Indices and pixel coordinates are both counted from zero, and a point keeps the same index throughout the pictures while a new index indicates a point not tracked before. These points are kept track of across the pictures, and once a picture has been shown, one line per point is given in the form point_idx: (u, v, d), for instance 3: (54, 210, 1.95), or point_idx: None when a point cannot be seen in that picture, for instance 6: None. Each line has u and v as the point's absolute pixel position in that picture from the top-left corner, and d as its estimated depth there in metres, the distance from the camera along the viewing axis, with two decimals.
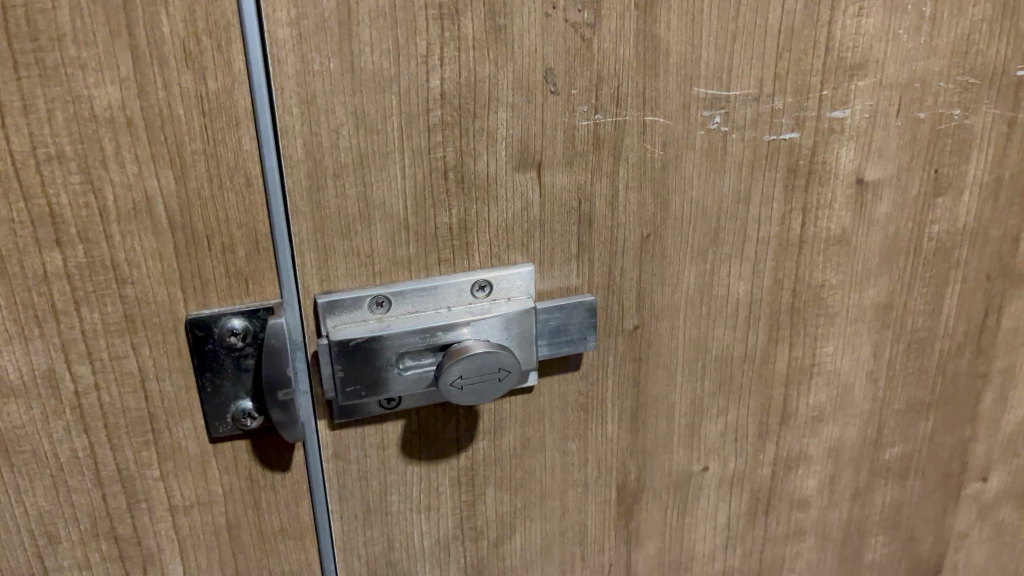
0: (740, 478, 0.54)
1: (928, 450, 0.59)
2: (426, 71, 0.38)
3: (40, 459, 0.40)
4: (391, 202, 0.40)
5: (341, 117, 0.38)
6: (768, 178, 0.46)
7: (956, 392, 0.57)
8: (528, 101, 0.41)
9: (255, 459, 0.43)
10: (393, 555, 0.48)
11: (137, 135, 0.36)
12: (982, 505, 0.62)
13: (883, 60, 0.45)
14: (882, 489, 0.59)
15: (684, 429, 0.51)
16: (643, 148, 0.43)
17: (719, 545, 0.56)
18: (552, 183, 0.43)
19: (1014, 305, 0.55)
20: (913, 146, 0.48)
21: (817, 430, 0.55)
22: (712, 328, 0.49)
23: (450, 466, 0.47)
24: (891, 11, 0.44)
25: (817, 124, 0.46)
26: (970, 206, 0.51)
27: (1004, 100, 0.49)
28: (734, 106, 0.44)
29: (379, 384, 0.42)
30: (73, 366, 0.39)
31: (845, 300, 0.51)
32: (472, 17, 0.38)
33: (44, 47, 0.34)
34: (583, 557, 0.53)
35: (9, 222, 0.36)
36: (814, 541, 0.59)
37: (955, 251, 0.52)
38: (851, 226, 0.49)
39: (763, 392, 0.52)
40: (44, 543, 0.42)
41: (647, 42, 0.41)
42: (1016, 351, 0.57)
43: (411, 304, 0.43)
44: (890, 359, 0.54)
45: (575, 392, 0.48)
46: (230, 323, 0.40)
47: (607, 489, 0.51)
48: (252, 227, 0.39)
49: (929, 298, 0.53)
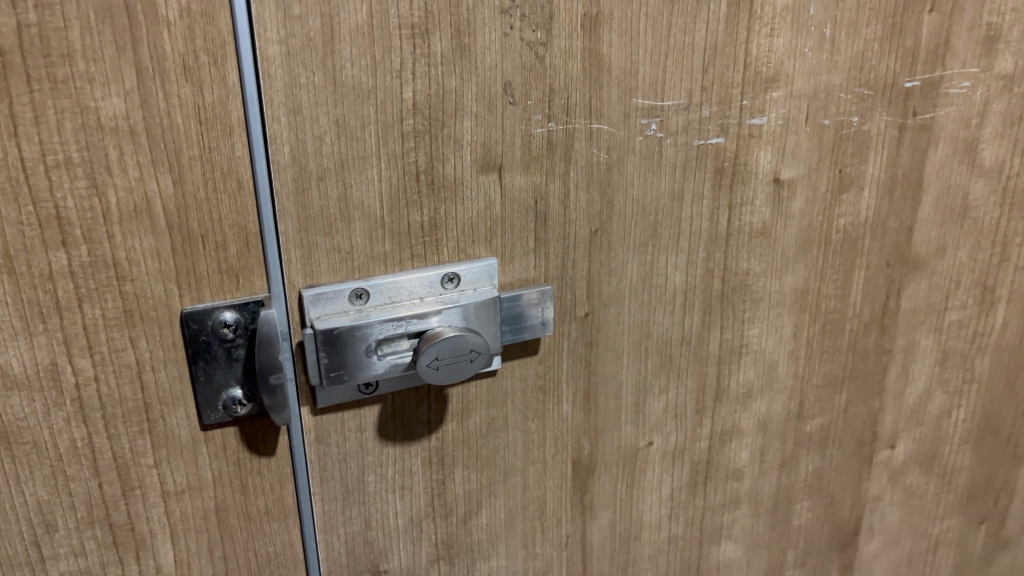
0: (681, 451, 0.60)
1: (844, 421, 0.65)
2: (400, 84, 0.43)
3: (40, 451, 0.42)
4: (369, 202, 0.45)
5: (324, 126, 0.42)
6: (698, 178, 0.52)
7: (865, 368, 0.64)
8: (490, 111, 0.46)
9: (243, 445, 0.46)
10: (370, 534, 0.52)
11: (139, 142, 0.39)
12: (891, 470, 0.70)
13: (793, 74, 0.52)
14: (805, 458, 0.65)
15: (631, 408, 0.57)
16: (590, 152, 0.49)
17: (665, 515, 0.61)
18: (511, 184, 0.48)
19: (911, 288, 0.63)
20: (821, 149, 0.55)
21: (747, 405, 0.61)
22: (653, 314, 0.55)
23: (423, 446, 0.51)
24: (797, 32, 0.51)
25: (738, 130, 0.52)
26: (870, 201, 0.58)
27: (896, 108, 0.56)
28: (668, 114, 0.50)
29: (360, 369, 0.46)
30: (74, 360, 0.41)
31: (767, 286, 0.58)
32: (440, 36, 0.43)
33: (55, 63, 0.36)
34: (544, 530, 0.57)
35: (18, 225, 0.38)
36: (749, 509, 0.65)
37: (859, 241, 0.59)
38: (771, 220, 0.56)
39: (699, 371, 0.58)
40: (42, 532, 0.44)
41: (592, 58, 0.47)
42: (915, 329, 0.64)
43: (388, 295, 0.47)
44: (808, 339, 0.61)
45: (534, 374, 0.53)
46: (222, 316, 0.43)
47: (563, 465, 0.56)
48: (243, 226, 0.42)
49: (840, 284, 0.60)
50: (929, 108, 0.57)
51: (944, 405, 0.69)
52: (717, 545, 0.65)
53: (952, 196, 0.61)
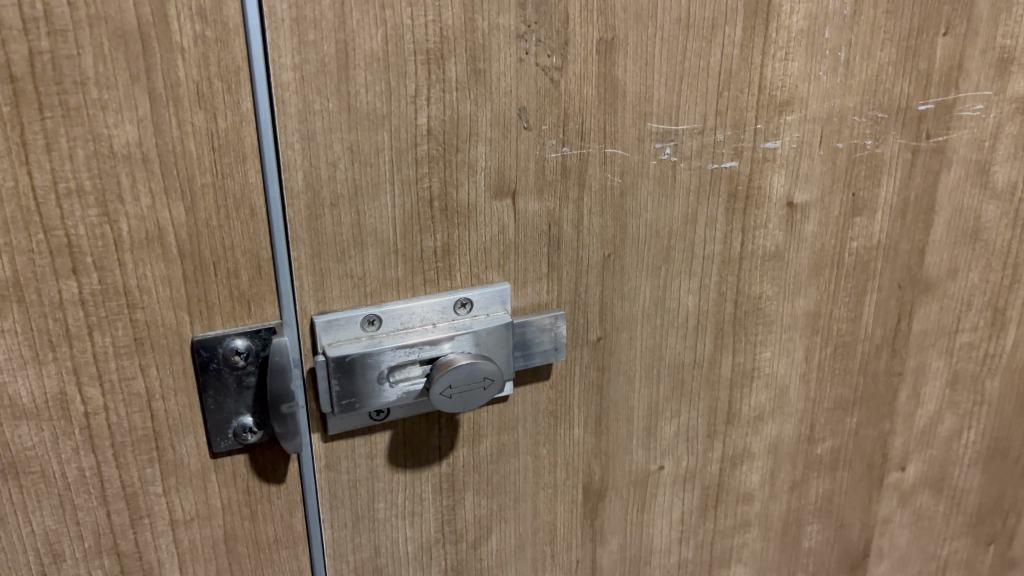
0: (692, 474, 0.60)
1: (854, 443, 0.65)
2: (414, 110, 0.43)
3: (48, 480, 0.42)
4: (383, 228, 0.44)
5: (338, 152, 0.42)
6: (711, 203, 0.52)
7: (875, 390, 0.64)
8: (504, 136, 0.45)
9: (253, 473, 0.46)
10: (379, 560, 0.51)
11: (152, 170, 0.38)
12: (901, 492, 0.69)
13: (807, 97, 0.52)
14: (816, 481, 0.65)
15: (642, 431, 0.56)
16: (604, 176, 0.49)
17: (675, 539, 0.61)
18: (525, 209, 0.47)
19: (923, 311, 0.62)
20: (834, 172, 0.55)
21: (758, 428, 0.61)
22: (665, 337, 0.54)
23: (433, 472, 0.51)
24: (812, 55, 0.51)
25: (752, 154, 0.52)
26: (883, 224, 0.58)
27: (909, 131, 0.56)
28: (682, 138, 0.50)
29: (372, 396, 0.45)
30: (84, 389, 0.41)
31: (780, 309, 0.57)
32: (455, 62, 0.43)
33: (68, 90, 0.36)
34: (554, 555, 0.57)
35: (28, 253, 0.37)
36: (758, 532, 0.64)
37: (871, 264, 0.59)
38: (784, 243, 0.55)
39: (710, 395, 0.58)
40: (50, 562, 0.43)
41: (606, 83, 0.46)
42: (926, 351, 0.64)
43: (400, 321, 0.46)
44: (819, 362, 0.61)
45: (545, 399, 0.52)
46: (233, 343, 0.43)
47: (574, 489, 0.56)
48: (256, 253, 0.42)
49: (852, 307, 0.60)
50: (943, 131, 0.57)
51: (954, 427, 0.69)
52: (727, 568, 0.64)
53: (964, 219, 0.60)
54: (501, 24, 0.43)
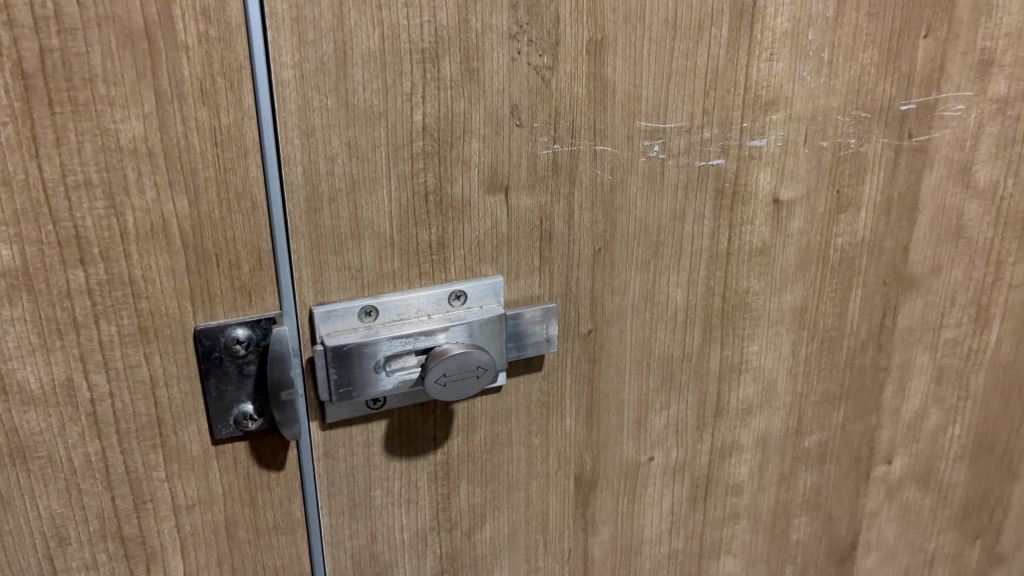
0: (682, 466, 0.61)
1: (841, 437, 0.67)
2: (410, 107, 0.44)
3: (55, 464, 0.43)
4: (379, 222, 0.46)
5: (336, 148, 0.43)
6: (699, 199, 0.53)
7: (862, 384, 0.65)
8: (497, 133, 0.47)
9: (253, 460, 0.47)
10: (376, 548, 0.53)
11: (157, 163, 0.40)
12: (888, 485, 0.71)
13: (792, 97, 0.54)
14: (804, 474, 0.66)
15: (633, 423, 0.58)
16: (594, 173, 0.50)
17: (665, 529, 0.62)
18: (518, 204, 0.49)
19: (907, 307, 0.64)
20: (819, 170, 0.56)
21: (746, 421, 0.62)
22: (655, 331, 0.56)
23: (429, 461, 0.52)
24: (796, 56, 0.52)
25: (739, 152, 0.53)
26: (867, 221, 0.59)
27: (892, 131, 0.57)
28: (671, 136, 0.51)
29: (368, 385, 0.47)
30: (90, 376, 0.42)
31: (767, 304, 0.59)
32: (450, 61, 0.44)
33: (76, 87, 0.37)
34: (546, 544, 0.58)
35: (37, 244, 0.39)
36: (748, 524, 0.66)
37: (856, 260, 0.60)
38: (770, 239, 0.57)
39: (699, 388, 0.59)
40: (55, 545, 0.45)
41: (596, 82, 0.48)
42: (911, 347, 0.66)
43: (396, 312, 0.48)
44: (806, 356, 0.62)
45: (538, 390, 0.54)
46: (235, 333, 0.44)
47: (566, 479, 0.57)
48: (257, 245, 0.43)
49: (838, 302, 0.61)
50: (925, 130, 0.58)
51: (940, 421, 0.70)
52: (716, 560, 0.66)
53: (947, 217, 0.62)
54: (494, 25, 0.45)
